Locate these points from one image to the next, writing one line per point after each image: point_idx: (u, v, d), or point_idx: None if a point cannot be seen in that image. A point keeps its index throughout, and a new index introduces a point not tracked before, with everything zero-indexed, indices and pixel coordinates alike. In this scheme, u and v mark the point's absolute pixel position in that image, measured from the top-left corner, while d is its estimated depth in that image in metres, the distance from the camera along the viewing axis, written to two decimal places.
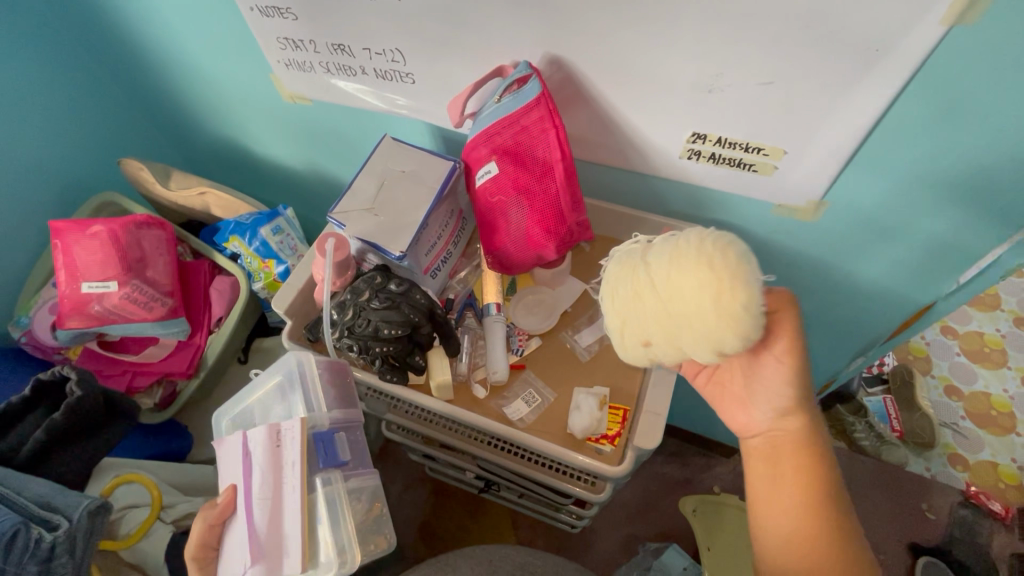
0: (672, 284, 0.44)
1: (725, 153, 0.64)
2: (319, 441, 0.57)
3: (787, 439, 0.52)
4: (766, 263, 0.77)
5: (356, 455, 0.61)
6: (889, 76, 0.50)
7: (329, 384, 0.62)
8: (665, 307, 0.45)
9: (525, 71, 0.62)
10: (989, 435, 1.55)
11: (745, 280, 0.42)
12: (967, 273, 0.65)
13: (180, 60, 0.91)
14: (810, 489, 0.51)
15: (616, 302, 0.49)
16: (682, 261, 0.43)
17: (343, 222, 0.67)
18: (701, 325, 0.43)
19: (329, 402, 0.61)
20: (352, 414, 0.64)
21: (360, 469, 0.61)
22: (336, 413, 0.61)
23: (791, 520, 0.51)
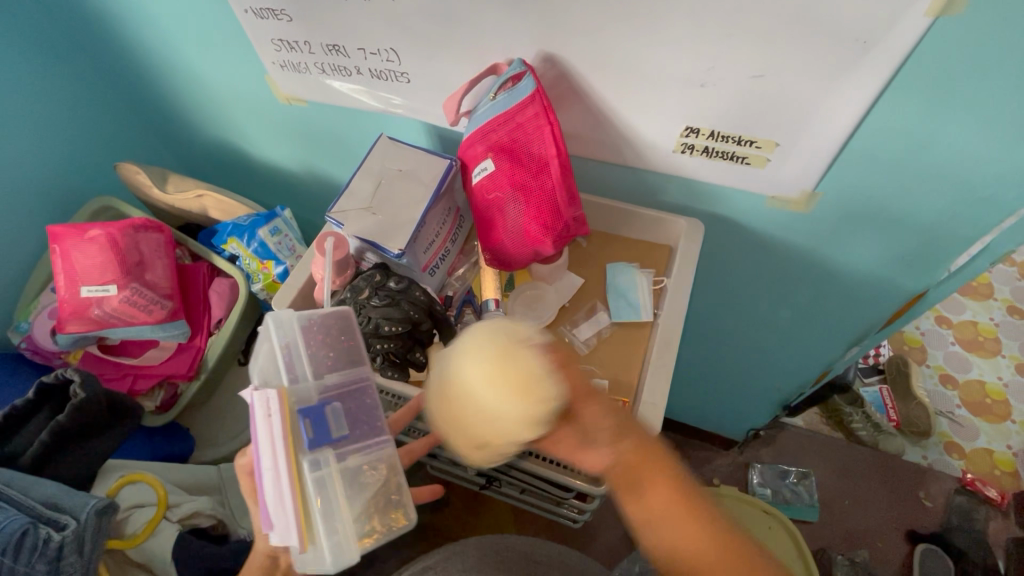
0: (507, 370, 0.46)
1: (718, 146, 0.64)
2: (306, 417, 0.49)
3: (632, 457, 0.47)
4: (761, 255, 0.78)
5: (359, 424, 0.54)
6: (878, 67, 0.51)
7: (321, 346, 0.54)
8: (460, 411, 0.49)
9: (519, 68, 0.63)
10: (984, 423, 1.56)
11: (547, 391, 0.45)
12: (958, 260, 0.66)
13: (175, 64, 0.91)
14: (679, 485, 0.47)
15: (455, 382, 0.49)
16: (527, 353, 0.47)
17: (341, 221, 0.67)
18: (491, 422, 0.47)
19: (320, 365, 0.53)
20: (355, 376, 0.55)
21: (367, 441, 0.53)
22: (331, 377, 0.53)
23: (678, 526, 0.45)
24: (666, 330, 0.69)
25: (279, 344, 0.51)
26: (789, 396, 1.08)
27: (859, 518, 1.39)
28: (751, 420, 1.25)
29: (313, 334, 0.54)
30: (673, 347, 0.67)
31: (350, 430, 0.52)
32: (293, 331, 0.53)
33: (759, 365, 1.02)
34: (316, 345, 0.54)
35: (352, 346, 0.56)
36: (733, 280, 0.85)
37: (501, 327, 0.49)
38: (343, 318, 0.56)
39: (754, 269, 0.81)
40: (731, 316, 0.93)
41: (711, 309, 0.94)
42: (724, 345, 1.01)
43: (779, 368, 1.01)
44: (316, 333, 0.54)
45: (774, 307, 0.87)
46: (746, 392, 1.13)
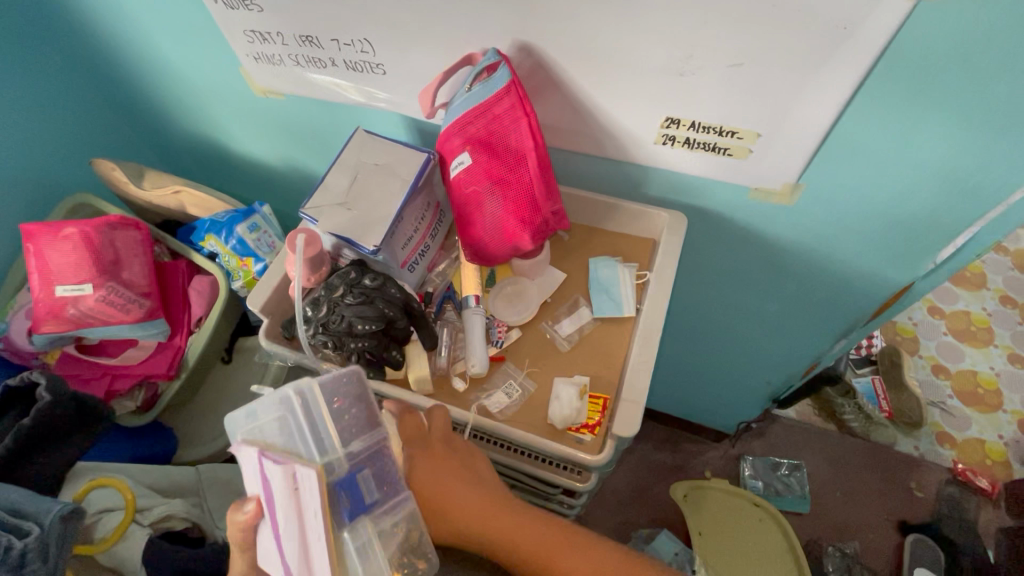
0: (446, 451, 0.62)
1: (699, 137, 0.63)
2: (342, 490, 0.50)
3: (494, 522, 0.61)
4: (747, 248, 0.77)
5: (388, 486, 0.53)
6: (859, 53, 0.49)
7: (340, 407, 0.53)
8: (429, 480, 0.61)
9: (494, 58, 0.61)
10: (976, 413, 1.56)
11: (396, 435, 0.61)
12: (943, 252, 0.65)
13: (148, 57, 0.89)
14: (543, 529, 0.61)
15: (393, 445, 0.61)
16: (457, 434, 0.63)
17: (315, 217, 0.66)
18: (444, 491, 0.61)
19: (347, 430, 0.52)
20: (380, 438, 0.54)
21: (393, 503, 0.53)
22: (356, 444, 0.52)
23: (547, 558, 0.60)
24: (647, 325, 0.67)
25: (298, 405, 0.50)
26: (778, 389, 1.08)
27: (850, 510, 1.39)
28: (741, 413, 1.24)
29: (335, 398, 0.52)
30: (654, 343, 0.66)
31: (379, 492, 0.52)
32: (317, 403, 0.51)
33: (748, 359, 1.01)
34: (337, 408, 0.52)
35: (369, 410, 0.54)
36: (719, 274, 0.84)
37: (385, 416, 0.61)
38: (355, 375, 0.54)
39: (740, 263, 0.80)
40: (718, 310, 0.92)
41: (697, 303, 0.93)
42: (712, 339, 1.00)
43: (767, 362, 1.00)
44: (337, 395, 0.53)
45: (760, 301, 0.86)
46: (736, 386, 1.12)
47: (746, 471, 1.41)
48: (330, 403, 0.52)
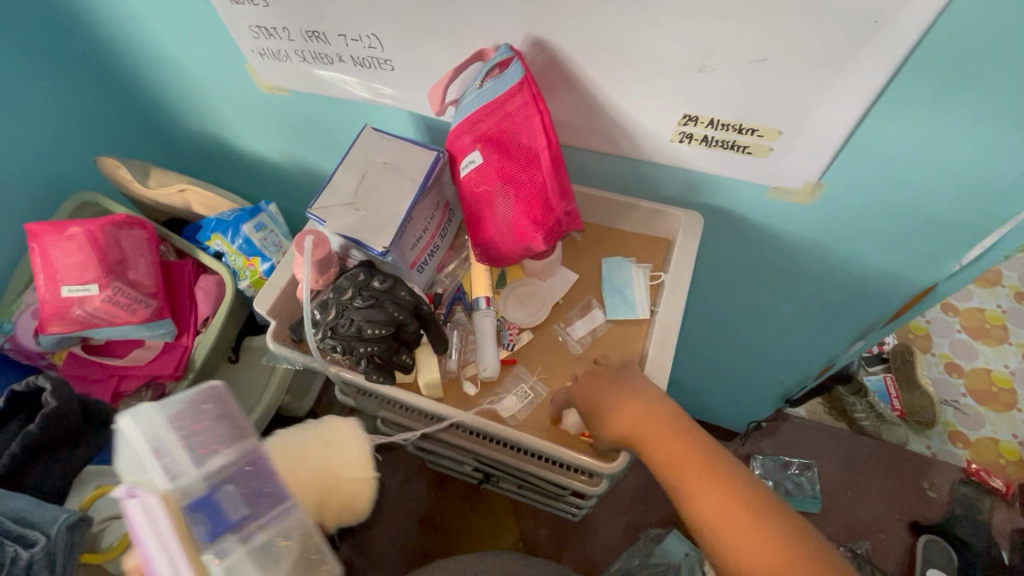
0: (343, 451, 0.56)
1: (718, 135, 0.61)
2: (196, 511, 0.43)
3: (639, 431, 0.55)
4: (764, 248, 0.75)
5: (262, 497, 0.47)
6: (889, 49, 0.47)
7: (199, 426, 0.47)
8: (333, 491, 0.55)
9: (506, 54, 0.60)
10: (990, 412, 1.54)
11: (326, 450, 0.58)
12: (970, 254, 0.63)
13: (152, 54, 0.87)
14: (691, 448, 0.53)
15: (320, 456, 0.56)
16: (350, 422, 0.58)
17: (323, 218, 0.65)
18: (363, 492, 0.56)
19: (202, 446, 0.46)
20: (245, 447, 0.48)
21: (270, 514, 0.46)
22: (218, 458, 0.46)
23: (693, 482, 0.51)
24: (663, 329, 0.66)
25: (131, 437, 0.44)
26: (791, 389, 1.06)
27: (861, 510, 1.37)
28: (752, 413, 1.22)
29: (185, 418, 0.47)
30: (670, 347, 0.65)
31: (248, 508, 0.46)
32: (153, 428, 0.45)
33: (760, 359, 1.00)
34: (193, 427, 0.47)
35: (226, 420, 0.49)
36: (734, 274, 0.82)
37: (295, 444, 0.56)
38: (211, 391, 0.51)
39: (756, 262, 0.78)
40: (731, 309, 0.90)
41: (710, 303, 0.91)
42: (725, 339, 0.98)
43: (780, 363, 0.98)
44: (194, 413, 0.48)
45: (775, 301, 0.84)
46: (747, 386, 1.11)
47: (756, 470, 1.40)
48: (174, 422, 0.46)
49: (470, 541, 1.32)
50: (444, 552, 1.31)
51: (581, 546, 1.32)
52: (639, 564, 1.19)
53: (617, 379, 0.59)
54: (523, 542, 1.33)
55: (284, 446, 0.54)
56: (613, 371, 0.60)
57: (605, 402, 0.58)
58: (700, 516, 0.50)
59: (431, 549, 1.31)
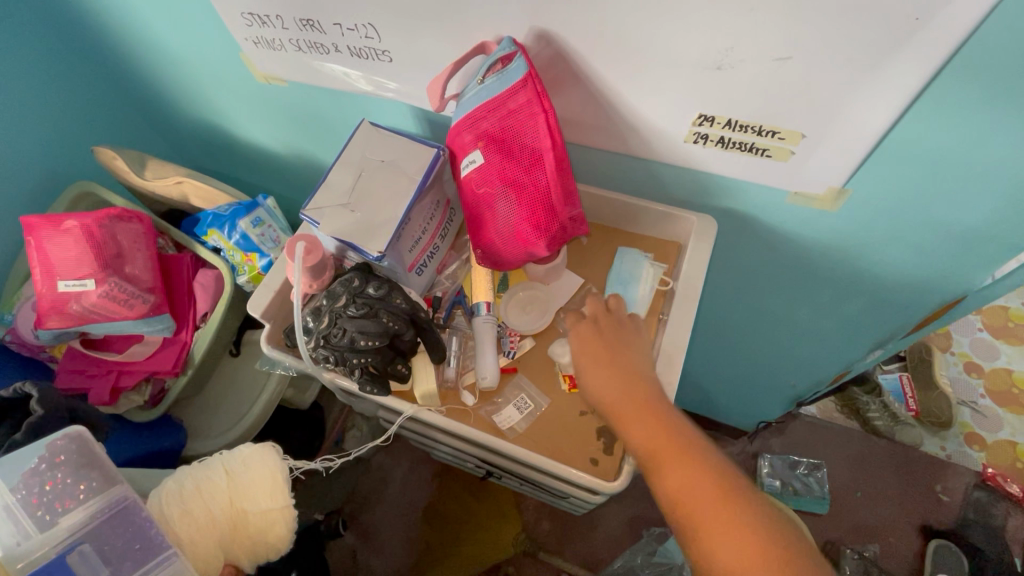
0: (250, 485, 0.57)
1: (736, 136, 0.57)
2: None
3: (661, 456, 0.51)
4: (780, 253, 0.71)
5: (129, 554, 0.50)
6: (930, 48, 0.43)
7: (54, 481, 0.51)
8: (237, 527, 0.57)
9: (509, 47, 0.56)
10: (1010, 414, 1.49)
11: (245, 477, 0.57)
12: (1004, 267, 0.58)
13: (143, 39, 0.84)
14: (717, 488, 0.48)
15: (236, 491, 0.56)
16: (260, 450, 0.59)
17: (316, 219, 0.62)
18: (275, 525, 0.58)
19: (59, 503, 0.50)
20: (109, 498, 0.51)
21: (138, 571, 0.49)
22: (67, 518, 0.49)
23: (702, 514, 0.48)
24: (670, 341, 0.63)
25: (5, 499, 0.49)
26: (804, 393, 1.02)
27: (869, 512, 1.35)
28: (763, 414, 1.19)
29: (34, 477, 0.51)
30: (677, 361, 0.61)
31: (110, 567, 0.49)
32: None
33: (772, 364, 0.96)
34: (47, 485, 0.50)
35: (83, 471, 0.52)
36: (749, 279, 0.78)
37: (187, 483, 0.56)
38: (76, 437, 0.54)
39: (773, 268, 0.74)
40: (744, 313, 0.86)
41: (722, 306, 0.87)
42: (737, 342, 0.94)
43: (793, 367, 0.94)
44: (51, 468, 0.51)
45: (790, 306, 0.80)
46: (758, 388, 1.07)
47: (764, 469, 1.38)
48: (20, 484, 0.50)
49: (473, 531, 1.30)
50: (446, 542, 1.29)
51: (582, 540, 1.32)
52: (641, 562, 1.19)
53: (646, 394, 0.54)
54: (525, 535, 1.32)
55: (183, 485, 0.56)
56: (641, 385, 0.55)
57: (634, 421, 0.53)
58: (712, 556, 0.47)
59: (433, 540, 1.30)
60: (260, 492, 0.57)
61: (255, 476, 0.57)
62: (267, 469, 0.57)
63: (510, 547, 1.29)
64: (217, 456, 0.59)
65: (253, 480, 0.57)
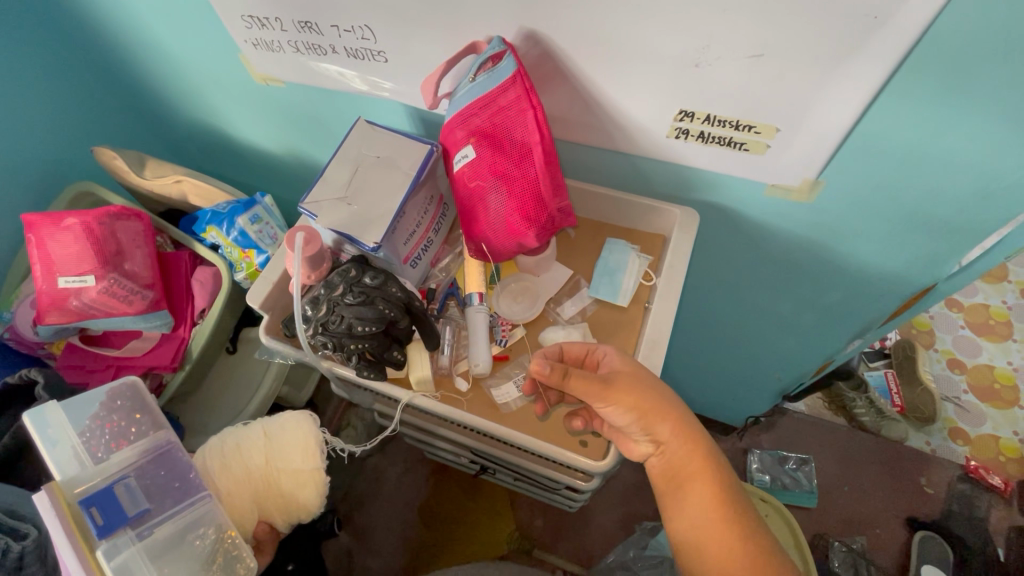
0: (286, 446, 0.61)
1: (714, 131, 0.60)
2: (89, 505, 0.51)
3: (669, 438, 0.57)
4: (760, 245, 0.74)
5: (169, 491, 0.56)
6: (888, 45, 0.46)
7: (112, 424, 0.57)
8: (271, 484, 0.61)
9: (499, 47, 0.59)
10: (992, 409, 1.53)
11: (279, 441, 0.61)
12: (969, 254, 0.62)
13: (145, 43, 0.86)
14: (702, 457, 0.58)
15: (272, 452, 0.61)
16: (297, 416, 0.63)
17: (314, 213, 0.64)
18: (305, 487, 0.61)
19: (113, 442, 0.56)
20: (156, 441, 0.58)
21: (176, 508, 0.55)
22: (119, 456, 0.55)
23: (688, 476, 0.57)
24: (655, 327, 0.65)
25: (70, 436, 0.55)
26: (789, 386, 1.05)
27: (857, 506, 1.37)
28: (750, 409, 1.22)
29: (94, 418, 0.57)
30: (662, 346, 0.64)
31: (151, 502, 0.54)
32: (63, 424, 0.55)
33: (758, 356, 0.98)
34: (105, 426, 0.57)
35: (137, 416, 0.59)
36: (732, 272, 0.81)
37: (230, 441, 0.62)
38: (131, 386, 0.60)
39: (754, 260, 0.77)
40: (729, 306, 0.89)
41: (707, 300, 0.90)
42: (724, 335, 0.97)
43: (777, 360, 0.97)
44: (108, 411, 0.58)
45: (772, 299, 0.83)
46: (745, 382, 1.10)
47: (753, 464, 1.40)
48: (83, 424, 0.56)
49: (469, 532, 1.33)
50: (442, 542, 1.31)
51: (575, 537, 1.33)
52: (633, 556, 1.19)
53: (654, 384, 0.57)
54: (519, 532, 1.34)
55: (224, 442, 0.62)
56: (649, 375, 0.58)
57: (647, 408, 0.55)
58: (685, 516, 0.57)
59: (428, 539, 1.32)
60: (291, 455, 0.61)
61: (287, 441, 0.61)
62: (300, 433, 0.61)
63: (505, 545, 1.32)
64: (260, 419, 0.64)
65: (285, 443, 0.61)
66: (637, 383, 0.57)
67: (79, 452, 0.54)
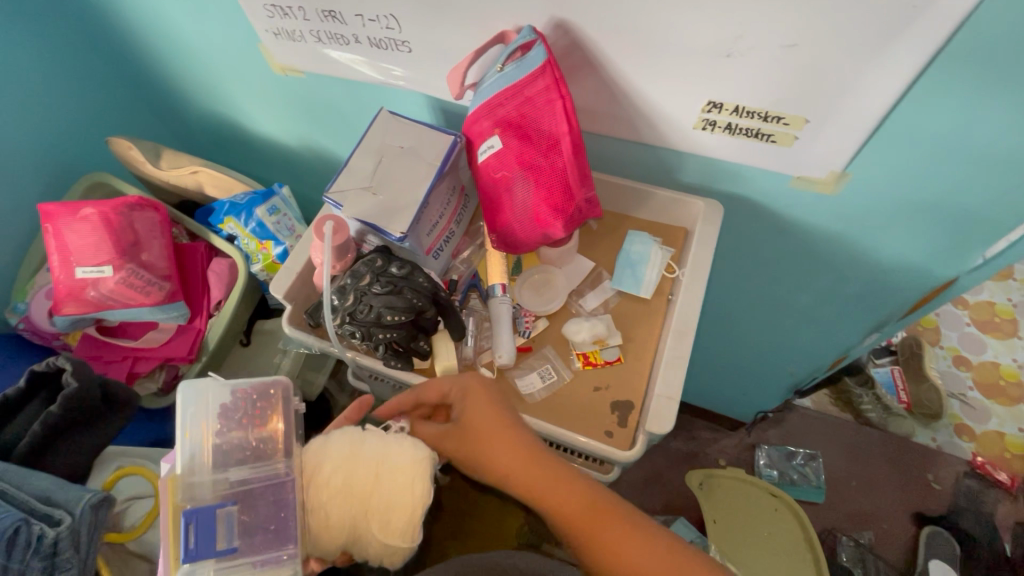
0: (394, 504, 0.50)
1: (742, 122, 0.60)
2: (189, 521, 0.45)
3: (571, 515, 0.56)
4: (782, 238, 0.74)
5: (262, 535, 0.47)
6: (929, 34, 0.46)
7: (247, 423, 0.51)
8: (361, 534, 0.50)
9: (529, 36, 0.58)
10: (996, 405, 1.53)
11: (389, 499, 0.50)
12: (995, 246, 0.62)
13: (162, 33, 0.85)
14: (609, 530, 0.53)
15: (377, 507, 0.50)
16: (417, 471, 0.51)
17: (340, 202, 0.64)
18: (393, 552, 0.51)
19: (238, 449, 0.50)
20: (275, 469, 0.50)
21: (260, 557, 0.46)
22: (235, 472, 0.49)
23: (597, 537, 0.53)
24: (681, 319, 0.65)
25: (206, 421, 0.50)
26: (801, 380, 1.06)
27: (865, 501, 1.38)
28: (761, 403, 1.22)
29: (239, 415, 0.51)
30: (689, 337, 0.64)
31: (242, 541, 0.47)
32: (208, 407, 0.51)
33: (772, 348, 0.99)
34: (240, 424, 0.51)
35: (272, 427, 0.52)
36: (750, 265, 0.82)
37: (336, 473, 0.50)
38: (278, 388, 0.54)
39: (774, 252, 0.77)
40: (747, 299, 0.89)
41: (725, 292, 0.90)
42: (740, 328, 0.97)
43: (792, 353, 0.98)
44: (250, 407, 0.52)
45: (791, 291, 0.83)
46: (758, 375, 1.10)
47: (761, 459, 1.41)
48: (224, 414, 0.51)
49: None
50: None
51: None
52: None
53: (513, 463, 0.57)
54: None
55: (329, 470, 0.50)
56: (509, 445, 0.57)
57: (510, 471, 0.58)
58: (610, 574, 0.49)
59: None
60: (395, 519, 0.49)
61: (396, 501, 0.49)
62: (414, 494, 0.50)
63: None
64: (374, 450, 0.51)
65: (392, 504, 0.50)
66: (489, 403, 0.58)
67: (206, 445, 0.50)
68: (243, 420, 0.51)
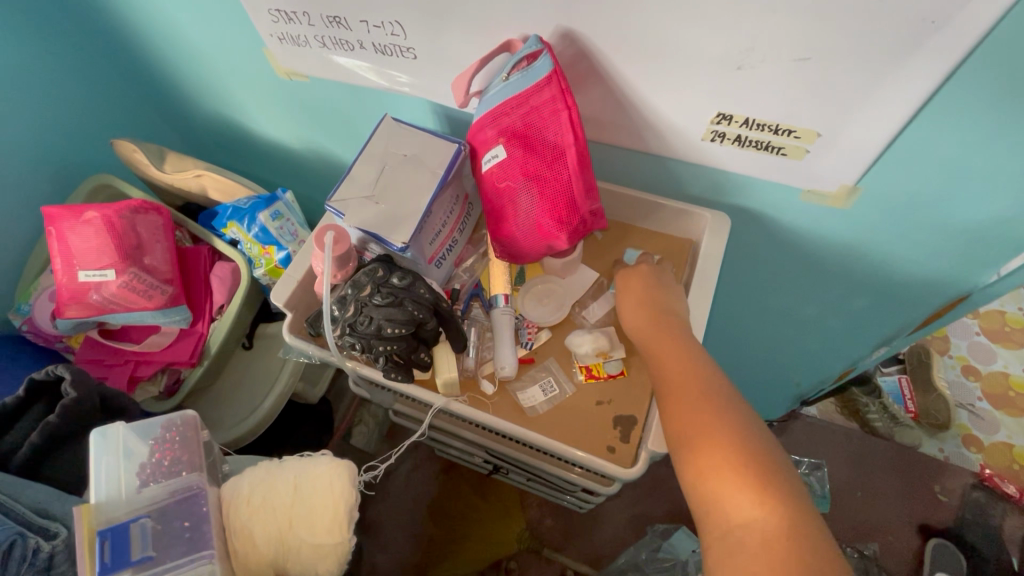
0: (314, 507, 0.54)
1: (752, 135, 0.59)
2: (104, 538, 0.48)
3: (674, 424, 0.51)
4: (790, 251, 0.73)
5: (179, 543, 0.51)
6: (945, 51, 0.45)
7: (161, 452, 0.55)
8: (288, 548, 0.53)
9: (536, 45, 0.57)
10: (1007, 417, 1.50)
11: (309, 504, 0.54)
12: (1009, 265, 0.60)
13: (166, 36, 0.85)
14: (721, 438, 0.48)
15: (298, 515, 0.53)
16: (333, 471, 0.55)
17: (342, 211, 0.63)
18: (327, 557, 0.54)
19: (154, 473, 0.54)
20: (189, 482, 0.54)
21: (179, 562, 0.50)
22: (150, 491, 0.52)
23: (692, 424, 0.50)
24: None
25: (115, 455, 0.53)
26: (807, 391, 1.04)
27: (869, 513, 1.36)
28: (767, 412, 1.21)
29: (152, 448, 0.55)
30: None
31: (158, 550, 0.49)
32: (121, 442, 0.54)
33: (778, 359, 0.97)
34: (155, 453, 0.55)
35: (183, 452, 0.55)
36: (756, 276, 0.81)
37: (255, 496, 0.54)
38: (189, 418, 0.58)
39: (781, 264, 0.76)
40: (752, 310, 0.88)
41: (731, 303, 0.89)
42: (745, 338, 0.96)
43: (798, 365, 0.96)
44: (163, 438, 0.56)
45: (798, 303, 0.82)
46: (764, 385, 1.08)
47: None
48: (136, 447, 0.55)
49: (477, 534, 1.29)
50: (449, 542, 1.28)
51: (585, 539, 1.32)
52: (645, 558, 1.17)
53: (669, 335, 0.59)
54: (529, 531, 1.33)
55: (250, 492, 0.54)
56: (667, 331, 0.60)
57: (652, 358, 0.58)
58: (719, 514, 0.45)
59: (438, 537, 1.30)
60: (321, 521, 0.53)
61: (316, 501, 0.54)
62: (332, 490, 0.54)
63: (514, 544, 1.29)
64: (291, 466, 0.56)
65: (314, 506, 0.53)
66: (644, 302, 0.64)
67: (119, 474, 0.52)
68: (158, 449, 0.55)
